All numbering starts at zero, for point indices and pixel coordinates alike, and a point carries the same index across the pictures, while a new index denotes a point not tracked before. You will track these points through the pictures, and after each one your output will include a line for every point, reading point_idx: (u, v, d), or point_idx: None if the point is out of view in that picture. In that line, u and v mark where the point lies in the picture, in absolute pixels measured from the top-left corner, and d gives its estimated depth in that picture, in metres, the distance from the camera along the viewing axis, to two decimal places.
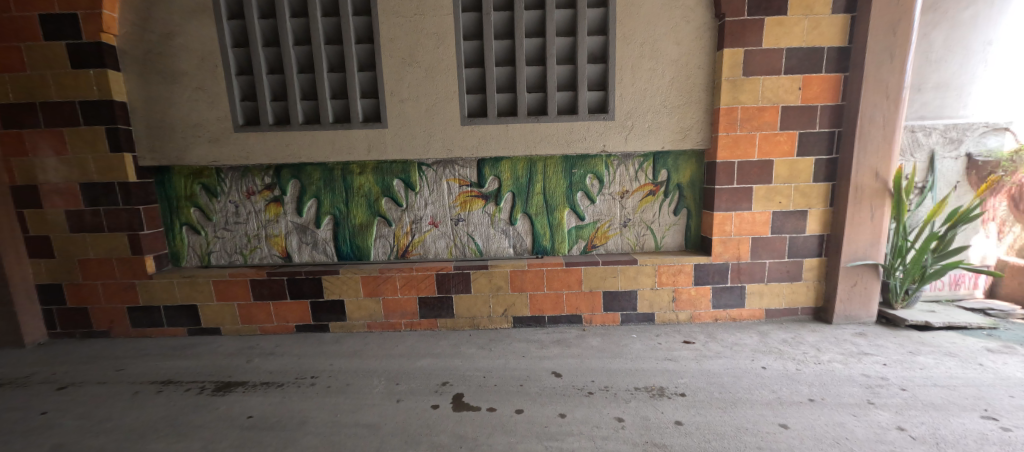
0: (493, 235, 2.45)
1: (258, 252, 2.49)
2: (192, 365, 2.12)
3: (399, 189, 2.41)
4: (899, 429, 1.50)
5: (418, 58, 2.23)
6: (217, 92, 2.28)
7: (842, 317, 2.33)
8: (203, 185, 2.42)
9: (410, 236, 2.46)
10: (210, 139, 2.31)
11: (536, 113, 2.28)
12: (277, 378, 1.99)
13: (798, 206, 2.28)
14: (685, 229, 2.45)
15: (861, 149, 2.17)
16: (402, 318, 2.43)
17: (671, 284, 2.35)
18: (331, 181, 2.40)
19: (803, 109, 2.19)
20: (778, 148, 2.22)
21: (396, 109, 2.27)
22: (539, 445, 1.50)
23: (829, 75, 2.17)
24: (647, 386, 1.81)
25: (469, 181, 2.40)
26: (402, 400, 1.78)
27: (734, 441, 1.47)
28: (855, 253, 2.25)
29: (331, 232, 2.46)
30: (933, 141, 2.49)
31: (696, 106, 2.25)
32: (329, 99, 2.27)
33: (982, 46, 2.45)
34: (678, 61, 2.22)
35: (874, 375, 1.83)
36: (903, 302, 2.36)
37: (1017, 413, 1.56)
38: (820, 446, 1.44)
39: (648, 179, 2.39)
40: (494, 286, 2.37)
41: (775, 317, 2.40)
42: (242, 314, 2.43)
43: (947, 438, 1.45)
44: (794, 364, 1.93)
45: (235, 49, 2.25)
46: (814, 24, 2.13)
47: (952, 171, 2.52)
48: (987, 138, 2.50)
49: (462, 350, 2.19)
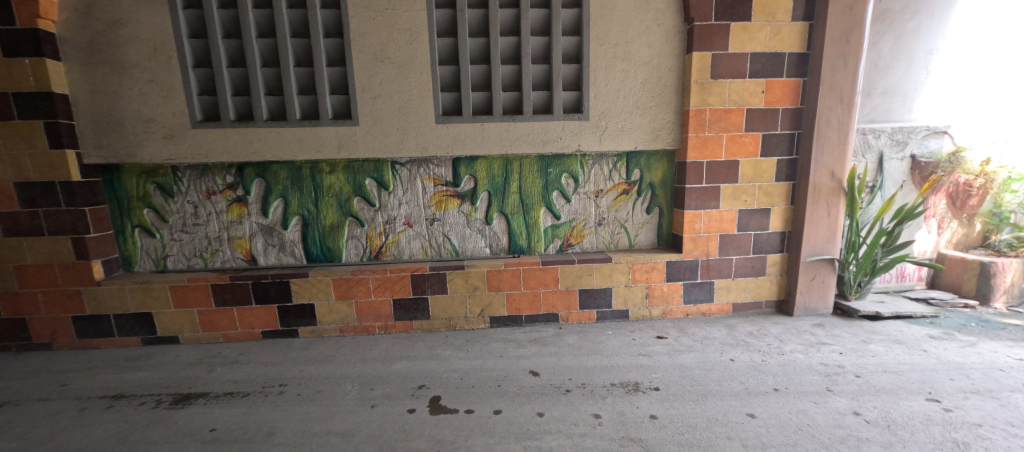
0: (469, 234, 2.43)
1: (219, 255, 2.36)
2: (148, 377, 1.99)
3: (371, 189, 2.34)
4: (854, 414, 1.60)
5: (390, 54, 2.17)
6: (173, 86, 2.14)
7: (802, 309, 2.45)
8: (158, 184, 2.27)
9: (383, 237, 2.40)
10: (165, 135, 2.17)
11: (512, 113, 2.27)
12: (242, 387, 1.89)
13: (762, 204, 2.39)
14: (658, 227, 2.51)
15: (819, 151, 2.29)
16: (376, 321, 2.36)
17: (644, 280, 2.41)
18: (299, 180, 2.31)
19: (766, 112, 2.29)
20: (744, 149, 2.31)
21: (368, 106, 2.20)
22: (518, 445, 1.50)
23: (789, 80, 2.28)
24: (623, 382, 1.85)
25: (443, 181, 2.36)
26: (377, 405, 1.74)
27: (707, 432, 1.52)
28: (814, 249, 2.38)
29: (299, 233, 2.37)
30: (882, 143, 2.66)
31: (668, 107, 2.32)
32: (295, 94, 2.18)
33: (924, 56, 2.64)
34: (650, 62, 2.27)
35: (832, 363, 1.94)
36: (857, 294, 2.52)
37: (957, 394, 1.70)
38: (785, 433, 1.51)
39: (622, 178, 2.43)
40: (471, 286, 2.35)
41: (742, 310, 2.50)
42: (202, 321, 2.30)
43: (897, 421, 1.56)
44: (760, 355, 2.03)
45: (193, 40, 2.11)
46: (776, 30, 2.23)
47: (899, 171, 2.71)
48: (928, 141, 2.72)
49: (438, 352, 2.16)
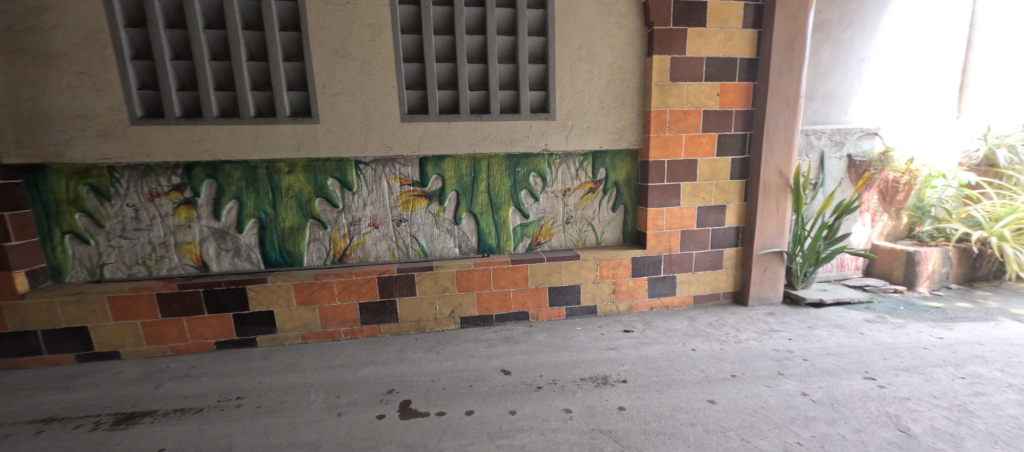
0: (437, 235, 2.40)
1: (166, 262, 2.19)
2: (84, 397, 1.82)
3: (334, 189, 2.26)
4: (803, 394, 1.72)
5: (352, 50, 2.10)
6: (108, 79, 1.96)
7: (756, 299, 2.61)
8: (92, 186, 2.08)
9: (348, 239, 2.32)
10: (100, 132, 1.98)
11: (479, 112, 2.26)
12: (194, 402, 1.77)
13: (719, 201, 2.52)
14: (623, 224, 2.58)
15: (768, 150, 2.44)
16: (341, 327, 2.28)
17: (611, 276, 2.48)
18: (255, 180, 2.18)
19: (721, 113, 2.42)
20: (702, 148, 2.43)
21: (329, 104, 2.12)
22: (491, 444, 1.50)
23: (741, 83, 2.41)
24: (592, 376, 1.89)
25: (410, 181, 2.31)
26: (344, 413, 1.68)
27: (672, 420, 1.59)
28: (765, 242, 2.54)
29: (256, 237, 2.24)
30: (823, 143, 2.88)
31: (631, 108, 2.39)
32: (249, 90, 2.07)
33: (857, 63, 2.88)
34: (613, 64, 2.33)
35: (783, 349, 2.08)
36: (803, 283, 2.72)
37: (889, 372, 1.87)
38: (742, 416, 1.60)
39: (588, 177, 2.48)
40: (440, 287, 2.32)
41: (702, 302, 2.63)
42: (147, 333, 2.13)
43: (840, 399, 1.69)
44: (719, 344, 2.14)
45: (130, 29, 1.95)
46: (728, 37, 2.35)
47: (837, 169, 2.94)
48: (862, 142, 2.96)
49: (408, 355, 2.11)
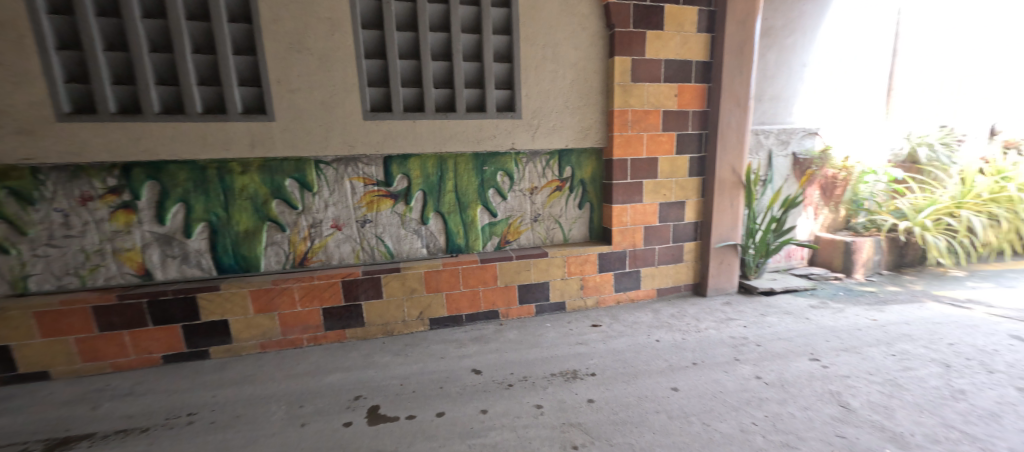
0: (404, 235, 2.35)
1: (102, 272, 2.01)
2: (6, 424, 1.63)
3: (292, 190, 2.15)
4: (756, 378, 1.84)
5: (309, 45, 2.01)
6: (28, 71, 1.77)
7: (714, 290, 2.75)
8: (10, 190, 1.86)
9: (309, 242, 2.22)
10: (19, 130, 1.79)
11: (444, 110, 2.23)
12: (139, 421, 1.64)
13: (678, 197, 2.63)
14: (589, 221, 2.64)
15: (723, 149, 2.58)
16: (303, 333, 2.19)
17: (579, 272, 2.52)
18: (204, 182, 2.04)
19: (679, 113, 2.52)
20: (662, 147, 2.52)
21: (286, 100, 2.02)
22: (463, 445, 1.49)
23: (697, 85, 2.53)
24: (562, 371, 1.92)
25: (374, 180, 2.25)
26: (308, 423, 1.61)
27: (638, 409, 1.65)
28: (721, 236, 2.68)
29: (206, 242, 2.10)
30: (770, 142, 3.07)
31: (595, 108, 2.45)
32: (195, 85, 1.93)
33: (800, 68, 3.10)
34: (576, 64, 2.37)
35: (739, 336, 2.21)
36: (755, 273, 2.89)
37: (831, 353, 2.03)
38: (703, 401, 1.69)
39: (555, 175, 2.51)
40: (408, 289, 2.27)
41: (665, 294, 2.74)
42: (81, 350, 1.94)
43: (789, 379, 1.82)
44: (681, 334, 2.24)
45: (54, 16, 1.76)
46: (684, 40, 2.46)
47: (783, 167, 3.15)
48: (805, 141, 3.18)
49: (375, 359, 2.06)
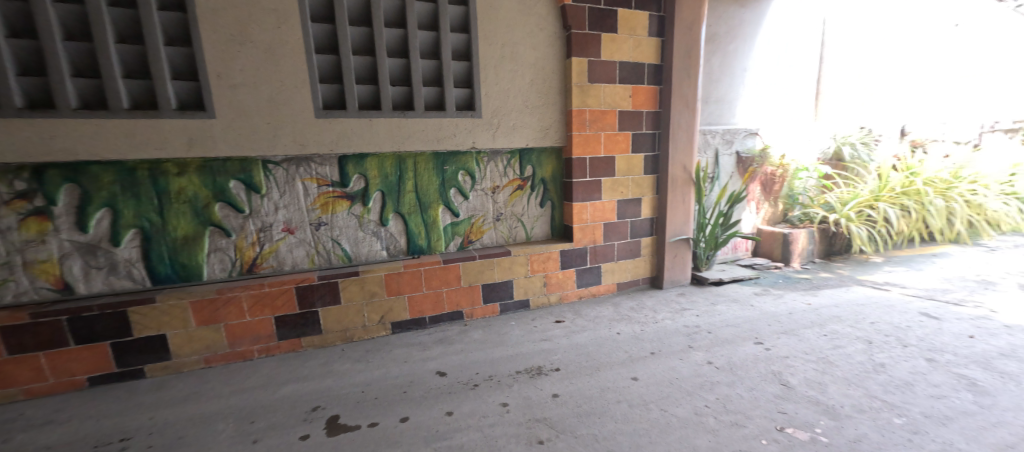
0: (362, 238, 2.26)
1: (9, 287, 1.78)
2: None
3: (238, 192, 2.01)
4: (708, 363, 1.95)
5: (253, 37, 1.88)
6: None
7: (669, 282, 2.89)
8: None
9: (257, 247, 2.08)
10: None
11: (402, 108, 2.17)
12: None
13: (634, 194, 2.73)
14: (550, 219, 2.68)
15: (674, 148, 2.71)
16: (253, 345, 2.05)
17: (542, 270, 2.55)
18: (134, 184, 1.86)
19: (634, 114, 2.62)
20: (618, 146, 2.61)
21: (228, 96, 1.88)
22: (428, 449, 1.46)
23: (649, 87, 2.64)
24: (527, 368, 1.94)
25: (329, 181, 2.15)
26: (260, 439, 1.52)
27: (601, 400, 1.70)
28: (675, 231, 2.82)
29: (138, 250, 1.91)
30: (716, 142, 3.26)
31: (554, 107, 2.48)
32: (121, 78, 1.75)
33: (740, 72, 3.32)
34: (535, 64, 2.39)
35: (692, 325, 2.33)
36: (706, 265, 3.06)
37: (773, 336, 2.19)
38: (661, 388, 1.77)
39: (516, 174, 2.52)
40: (368, 293, 2.19)
41: (624, 288, 2.84)
42: None
43: (737, 363, 1.95)
44: (639, 326, 2.33)
45: None
46: (637, 43, 2.55)
47: (728, 165, 3.36)
48: (747, 140, 3.41)
49: (334, 368, 1.97)
